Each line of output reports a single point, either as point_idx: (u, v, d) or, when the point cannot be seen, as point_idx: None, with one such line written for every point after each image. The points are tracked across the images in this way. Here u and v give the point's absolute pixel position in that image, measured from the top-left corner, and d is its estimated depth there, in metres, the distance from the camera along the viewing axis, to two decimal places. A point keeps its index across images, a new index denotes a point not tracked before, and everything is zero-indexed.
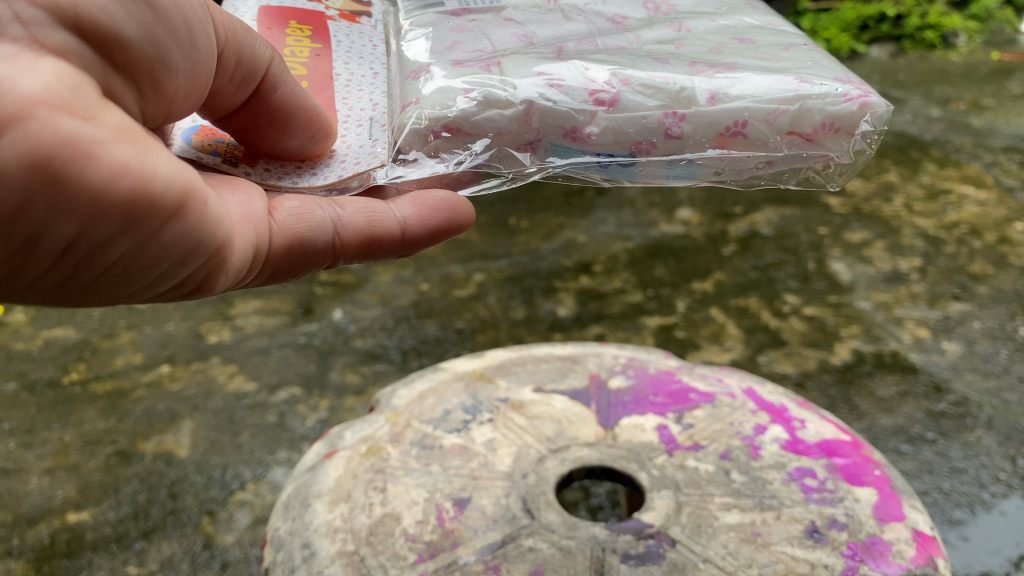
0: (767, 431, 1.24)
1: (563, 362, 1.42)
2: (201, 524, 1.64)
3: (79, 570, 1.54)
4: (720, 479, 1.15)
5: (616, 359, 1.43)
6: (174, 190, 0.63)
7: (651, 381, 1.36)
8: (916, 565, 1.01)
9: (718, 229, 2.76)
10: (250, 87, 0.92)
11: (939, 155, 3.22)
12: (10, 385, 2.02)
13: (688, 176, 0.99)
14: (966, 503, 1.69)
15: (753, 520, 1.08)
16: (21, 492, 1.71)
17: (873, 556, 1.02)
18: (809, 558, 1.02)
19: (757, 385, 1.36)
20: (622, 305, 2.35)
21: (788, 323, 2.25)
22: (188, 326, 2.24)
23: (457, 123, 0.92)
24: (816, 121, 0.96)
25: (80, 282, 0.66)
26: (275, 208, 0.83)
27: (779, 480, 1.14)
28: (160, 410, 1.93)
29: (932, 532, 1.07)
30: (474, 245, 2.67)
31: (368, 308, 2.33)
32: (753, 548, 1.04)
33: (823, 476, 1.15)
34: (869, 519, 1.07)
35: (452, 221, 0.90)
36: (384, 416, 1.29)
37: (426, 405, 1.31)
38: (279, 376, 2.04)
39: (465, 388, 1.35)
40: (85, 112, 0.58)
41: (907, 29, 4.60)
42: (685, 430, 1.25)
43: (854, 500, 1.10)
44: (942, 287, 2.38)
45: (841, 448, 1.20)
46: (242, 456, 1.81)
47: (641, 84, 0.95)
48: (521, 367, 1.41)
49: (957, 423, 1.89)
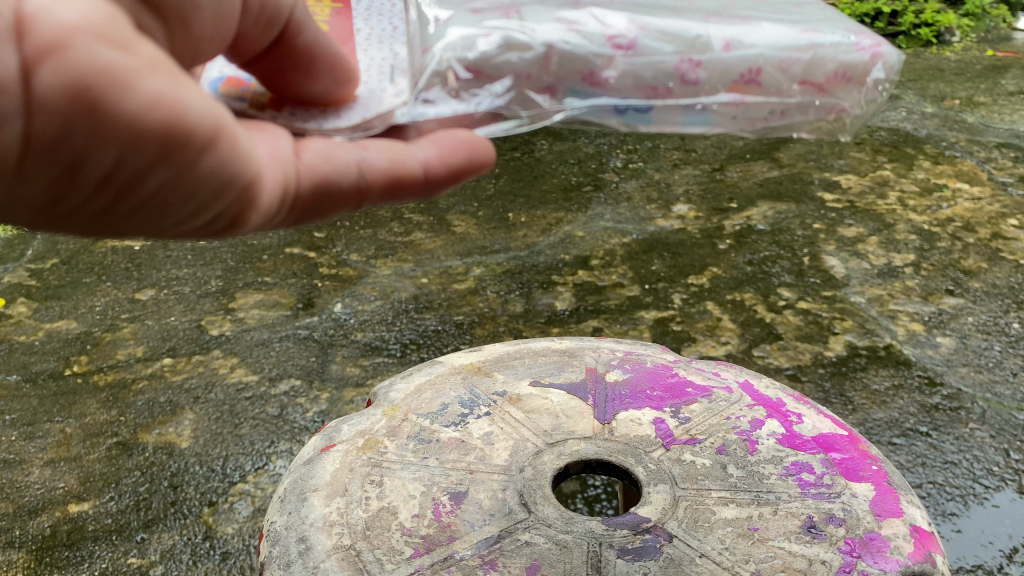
0: (764, 426, 1.26)
1: (560, 356, 1.44)
2: (201, 515, 1.65)
3: (80, 560, 1.55)
4: (717, 473, 1.17)
5: (613, 352, 1.45)
6: (208, 125, 0.61)
7: (649, 375, 1.38)
8: (913, 563, 1.03)
9: (715, 224, 2.78)
10: (276, 30, 0.87)
11: (933, 151, 3.25)
12: (12, 377, 2.03)
13: (703, 122, 1.03)
14: (960, 496, 1.72)
15: (749, 515, 1.10)
16: (23, 483, 1.72)
17: (870, 552, 1.04)
18: (806, 553, 1.04)
19: (754, 378, 1.38)
20: (620, 298, 2.38)
21: (782, 318, 2.27)
22: (189, 319, 2.26)
23: (478, 65, 0.95)
24: (828, 70, 1.03)
25: (121, 212, 0.65)
26: (301, 150, 0.82)
27: (775, 475, 1.16)
28: (162, 402, 1.94)
29: (928, 528, 1.09)
30: (473, 240, 2.70)
31: (368, 302, 2.35)
32: (749, 543, 1.05)
33: (821, 471, 1.17)
34: (865, 515, 1.09)
35: (474, 162, 0.89)
36: (382, 411, 1.31)
37: (424, 399, 1.33)
38: (280, 368, 2.06)
39: (462, 381, 1.37)
40: (121, 39, 0.55)
41: (903, 26, 4.64)
42: (682, 424, 1.27)
43: (851, 496, 1.12)
44: (936, 282, 2.41)
45: (837, 443, 1.22)
46: (243, 447, 1.82)
47: (658, 31, 0.98)
48: (518, 360, 1.43)
49: (950, 416, 1.91)
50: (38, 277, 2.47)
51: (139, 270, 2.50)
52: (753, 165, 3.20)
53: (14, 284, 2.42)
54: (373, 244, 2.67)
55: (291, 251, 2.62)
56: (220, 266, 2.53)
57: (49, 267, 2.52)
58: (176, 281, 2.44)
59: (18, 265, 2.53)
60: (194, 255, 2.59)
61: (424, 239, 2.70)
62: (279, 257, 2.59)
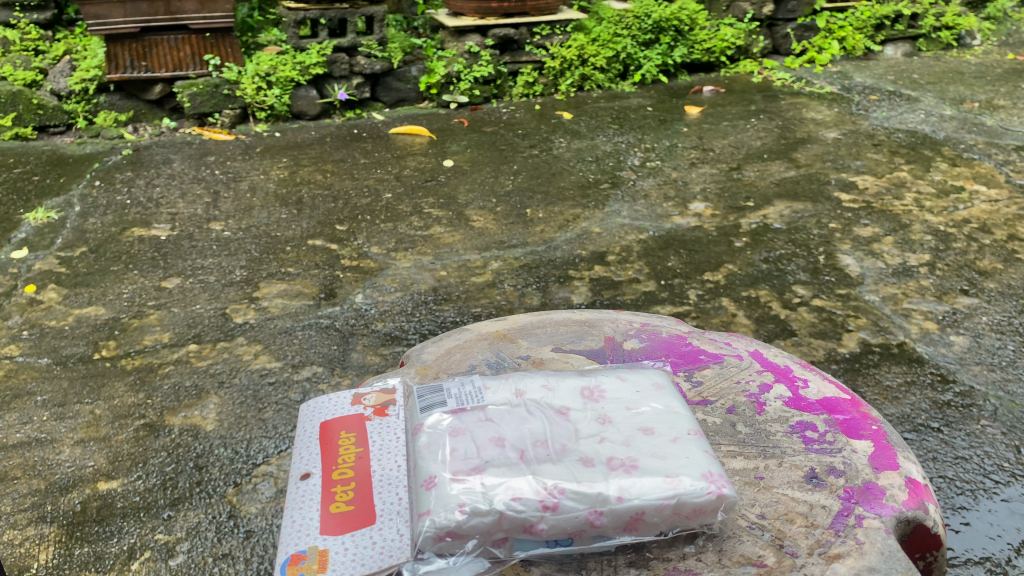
0: (771, 389, 1.27)
1: (581, 326, 1.47)
2: (225, 495, 1.68)
3: (109, 535, 1.58)
4: (727, 430, 1.17)
5: (631, 324, 1.47)
6: None
7: (664, 344, 1.39)
8: (908, 509, 1.03)
9: (731, 222, 2.81)
10: None
11: (951, 153, 3.26)
12: (43, 360, 2.09)
13: None
14: (970, 490, 1.72)
15: (756, 465, 1.09)
16: (54, 460, 1.77)
17: (868, 499, 1.04)
18: (808, 499, 1.04)
19: (763, 349, 1.40)
20: (635, 293, 2.41)
21: (797, 314, 2.30)
22: (214, 307, 2.32)
23: None
24: None
25: None
26: None
27: (781, 432, 1.16)
28: (187, 386, 2.00)
29: (924, 481, 1.09)
30: (491, 235, 2.74)
31: (388, 293, 2.40)
32: (755, 489, 1.05)
33: (824, 429, 1.17)
34: (865, 467, 1.09)
35: None
36: (414, 369, 1.34)
37: (453, 360, 1.36)
38: (303, 355, 2.11)
39: (489, 346, 1.40)
40: None
41: (922, 29, 4.65)
42: (694, 387, 1.27)
43: (852, 451, 1.13)
44: (951, 282, 2.43)
45: (840, 406, 1.23)
46: (266, 430, 1.86)
47: None
48: (541, 330, 1.46)
49: (962, 412, 1.93)
50: (67, 264, 2.53)
51: (166, 259, 2.56)
52: (770, 165, 3.23)
53: (46, 271, 2.49)
54: (394, 237, 2.72)
55: (313, 243, 2.68)
56: (245, 256, 2.59)
57: (79, 255, 2.58)
58: (201, 271, 2.50)
59: (48, 253, 2.59)
60: (219, 246, 2.65)
61: (443, 233, 2.75)
62: (302, 249, 2.64)
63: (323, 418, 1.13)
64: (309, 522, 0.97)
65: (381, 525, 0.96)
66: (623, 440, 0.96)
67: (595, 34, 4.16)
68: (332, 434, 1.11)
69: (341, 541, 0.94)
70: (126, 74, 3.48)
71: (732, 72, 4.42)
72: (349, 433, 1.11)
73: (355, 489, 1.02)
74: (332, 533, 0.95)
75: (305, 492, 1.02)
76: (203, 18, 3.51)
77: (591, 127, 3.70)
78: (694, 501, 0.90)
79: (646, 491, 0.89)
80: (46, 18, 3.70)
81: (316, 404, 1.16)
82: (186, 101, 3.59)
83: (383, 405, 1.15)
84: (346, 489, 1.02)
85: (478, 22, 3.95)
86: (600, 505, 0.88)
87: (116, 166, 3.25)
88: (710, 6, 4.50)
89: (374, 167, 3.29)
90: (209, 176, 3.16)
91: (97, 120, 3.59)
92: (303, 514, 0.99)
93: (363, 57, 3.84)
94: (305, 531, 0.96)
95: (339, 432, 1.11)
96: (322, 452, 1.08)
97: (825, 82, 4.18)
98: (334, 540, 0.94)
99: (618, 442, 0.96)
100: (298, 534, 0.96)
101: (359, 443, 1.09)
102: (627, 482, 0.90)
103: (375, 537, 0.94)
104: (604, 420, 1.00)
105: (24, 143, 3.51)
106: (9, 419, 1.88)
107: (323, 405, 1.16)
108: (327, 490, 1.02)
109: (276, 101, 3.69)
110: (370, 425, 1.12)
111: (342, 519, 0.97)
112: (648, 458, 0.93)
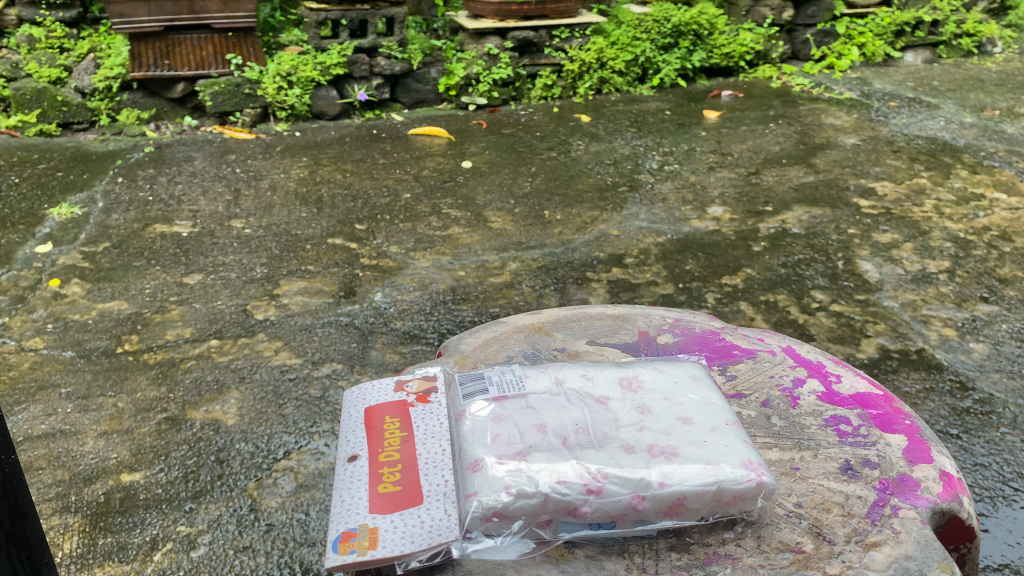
0: (805, 384, 1.27)
1: (614, 320, 1.48)
2: (246, 488, 1.69)
3: (132, 526, 1.60)
4: (762, 422, 1.17)
5: (664, 319, 1.48)
6: None
7: (697, 338, 1.40)
8: (942, 501, 1.03)
9: (749, 226, 2.81)
10: None
11: (971, 160, 3.25)
12: (66, 353, 2.12)
13: None
14: (988, 497, 1.71)
15: (792, 456, 1.10)
16: (78, 452, 1.79)
17: (903, 490, 1.04)
18: (844, 490, 1.04)
19: (796, 345, 1.40)
20: (653, 295, 2.41)
21: (815, 319, 2.29)
22: (235, 304, 2.34)
23: None
24: None
25: None
26: None
27: (816, 425, 1.16)
28: (209, 380, 2.02)
29: (958, 474, 1.09)
30: (509, 235, 2.75)
31: (407, 292, 2.41)
32: (792, 479, 1.06)
33: (858, 423, 1.17)
34: (899, 460, 1.10)
35: None
36: (453, 359, 1.36)
37: (490, 351, 1.37)
38: (323, 352, 2.13)
39: (525, 338, 1.41)
40: None
41: (943, 35, 4.64)
42: (728, 380, 1.27)
43: (885, 444, 1.13)
44: (970, 289, 2.42)
45: (873, 400, 1.23)
46: (287, 425, 1.87)
47: None
48: (575, 323, 1.47)
49: (982, 419, 1.92)
50: (91, 259, 2.56)
51: (187, 256, 2.59)
52: (789, 170, 3.23)
53: (69, 265, 2.51)
54: (413, 237, 2.74)
55: (333, 242, 2.70)
56: (265, 254, 2.61)
57: (102, 250, 2.61)
58: (223, 267, 2.53)
59: (71, 248, 2.62)
60: (240, 243, 2.68)
61: (462, 233, 2.76)
62: (322, 247, 2.66)
63: (367, 404, 1.14)
64: (358, 501, 0.96)
65: (429, 505, 0.95)
66: (663, 429, 0.97)
67: (614, 38, 4.17)
68: (376, 419, 1.10)
69: (390, 520, 0.93)
70: (149, 72, 3.52)
71: (751, 77, 4.41)
72: (393, 418, 1.10)
73: (402, 470, 1.01)
74: (381, 512, 0.94)
75: (352, 473, 1.02)
76: (226, 18, 3.54)
77: (609, 130, 3.70)
78: (735, 488, 0.91)
79: (688, 477, 0.90)
80: (71, 16, 3.75)
81: (360, 390, 1.17)
82: (208, 100, 3.63)
83: (425, 392, 1.15)
84: (393, 470, 1.01)
85: (497, 24, 3.99)
86: (642, 490, 0.89)
87: (139, 163, 3.28)
88: (729, 11, 4.50)
89: (393, 168, 3.30)
90: (230, 174, 3.19)
91: (120, 118, 3.63)
92: (352, 494, 0.98)
93: (383, 58, 3.85)
94: (354, 510, 0.95)
95: (383, 417, 1.10)
96: (368, 436, 1.08)
97: (844, 88, 4.16)
98: (384, 519, 0.93)
99: (658, 431, 0.97)
100: (348, 512, 0.95)
101: (404, 427, 1.08)
102: (669, 469, 0.91)
103: (424, 516, 0.93)
104: (643, 409, 1.01)
105: (48, 140, 3.55)
106: (34, 411, 1.90)
107: (367, 391, 1.16)
108: (374, 471, 1.01)
109: (297, 100, 3.71)
110: (414, 411, 1.11)
111: (391, 499, 0.96)
112: (688, 446, 0.94)
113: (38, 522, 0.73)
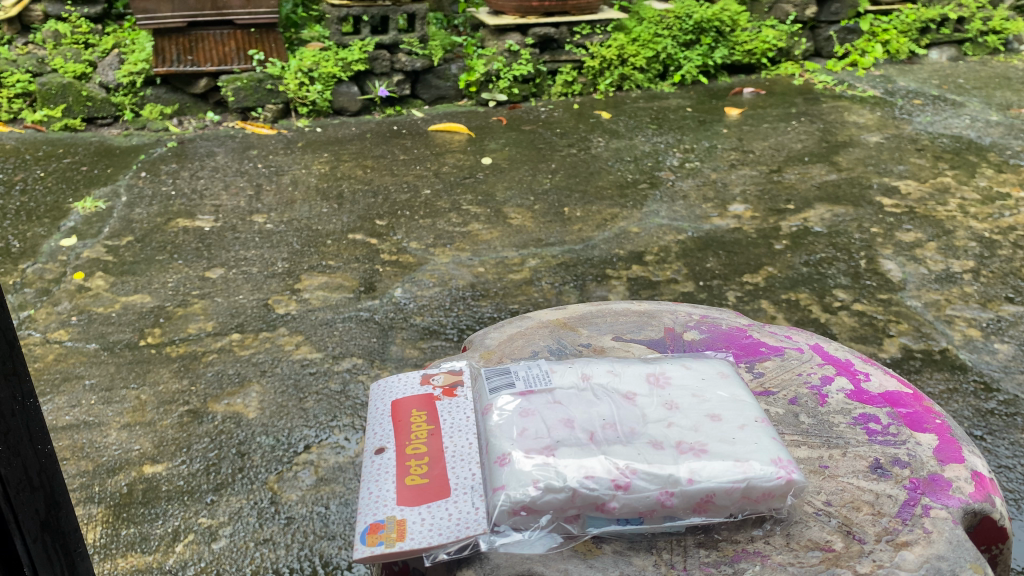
0: (833, 382, 1.26)
1: (640, 316, 1.47)
2: (267, 481, 1.70)
3: (155, 517, 1.62)
4: (790, 420, 1.16)
5: (690, 316, 1.47)
6: None
7: (724, 335, 1.39)
8: (974, 500, 1.02)
9: (771, 224, 2.80)
10: None
11: (997, 159, 3.22)
12: (91, 345, 2.14)
13: None
14: (1013, 499, 1.69)
15: (821, 455, 1.09)
16: (101, 443, 1.80)
17: (933, 490, 1.03)
18: (874, 488, 1.03)
19: (824, 343, 1.39)
20: (674, 293, 2.40)
21: (837, 318, 2.28)
22: (257, 299, 2.35)
23: None
24: None
25: None
26: None
27: (845, 423, 1.16)
28: (230, 373, 2.03)
29: (989, 475, 1.08)
30: (529, 232, 2.75)
31: (427, 288, 2.42)
32: (820, 478, 1.05)
33: (887, 422, 1.16)
34: (930, 459, 1.08)
35: None
36: (478, 353, 1.36)
37: (516, 346, 1.36)
38: (343, 347, 2.14)
39: (550, 334, 1.40)
40: None
41: (970, 32, 4.59)
42: (756, 377, 1.26)
43: (916, 443, 1.12)
44: (995, 289, 2.39)
45: (903, 399, 1.22)
46: (307, 419, 1.88)
47: None
48: (600, 319, 1.47)
49: (1006, 421, 1.90)
50: (114, 253, 2.58)
51: (209, 250, 2.61)
52: (811, 168, 3.20)
53: (93, 259, 2.54)
54: (432, 234, 2.74)
55: (353, 238, 2.70)
56: (287, 249, 2.63)
57: (125, 244, 2.63)
58: (245, 262, 2.54)
59: (96, 241, 2.65)
60: (262, 238, 2.69)
61: (482, 230, 2.76)
62: (343, 243, 2.67)
63: (393, 397, 1.14)
64: (385, 493, 0.97)
65: (456, 498, 0.95)
66: (691, 425, 0.96)
67: (635, 34, 4.13)
68: (403, 412, 1.11)
69: (418, 512, 0.93)
70: (173, 68, 3.56)
71: (773, 74, 4.38)
72: (419, 411, 1.11)
73: (429, 463, 1.01)
74: (409, 504, 0.94)
75: (379, 465, 1.02)
76: (248, 14, 3.58)
77: (630, 127, 3.69)
78: (764, 485, 0.90)
79: (717, 474, 0.90)
80: (96, 12, 3.81)
81: (386, 383, 1.18)
82: (230, 96, 3.64)
83: (451, 386, 1.16)
84: (420, 463, 1.01)
85: (519, 20, 3.97)
86: (670, 486, 0.89)
87: (162, 158, 3.30)
88: (752, 8, 4.46)
89: (413, 164, 3.31)
90: (252, 169, 3.21)
91: (144, 113, 3.66)
92: (379, 486, 0.98)
93: (405, 54, 3.86)
94: (382, 502, 0.95)
95: (410, 411, 1.11)
96: (395, 429, 1.08)
97: (868, 86, 4.12)
98: (411, 511, 0.93)
99: (686, 427, 0.96)
100: (375, 504, 0.95)
101: (430, 420, 1.09)
102: (698, 465, 0.90)
103: (451, 509, 0.93)
104: (671, 406, 1.00)
105: (72, 134, 3.58)
106: (59, 402, 1.92)
107: (393, 385, 1.17)
108: (402, 463, 1.02)
109: (318, 96, 3.72)
110: (440, 404, 1.11)
111: (418, 491, 0.96)
112: (717, 443, 0.93)
113: (74, 512, 0.74)
